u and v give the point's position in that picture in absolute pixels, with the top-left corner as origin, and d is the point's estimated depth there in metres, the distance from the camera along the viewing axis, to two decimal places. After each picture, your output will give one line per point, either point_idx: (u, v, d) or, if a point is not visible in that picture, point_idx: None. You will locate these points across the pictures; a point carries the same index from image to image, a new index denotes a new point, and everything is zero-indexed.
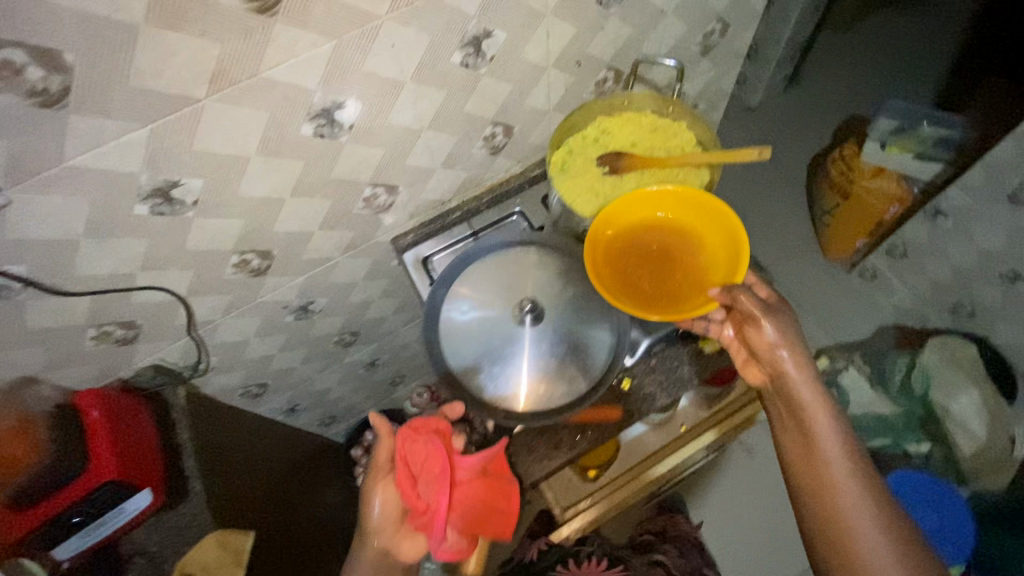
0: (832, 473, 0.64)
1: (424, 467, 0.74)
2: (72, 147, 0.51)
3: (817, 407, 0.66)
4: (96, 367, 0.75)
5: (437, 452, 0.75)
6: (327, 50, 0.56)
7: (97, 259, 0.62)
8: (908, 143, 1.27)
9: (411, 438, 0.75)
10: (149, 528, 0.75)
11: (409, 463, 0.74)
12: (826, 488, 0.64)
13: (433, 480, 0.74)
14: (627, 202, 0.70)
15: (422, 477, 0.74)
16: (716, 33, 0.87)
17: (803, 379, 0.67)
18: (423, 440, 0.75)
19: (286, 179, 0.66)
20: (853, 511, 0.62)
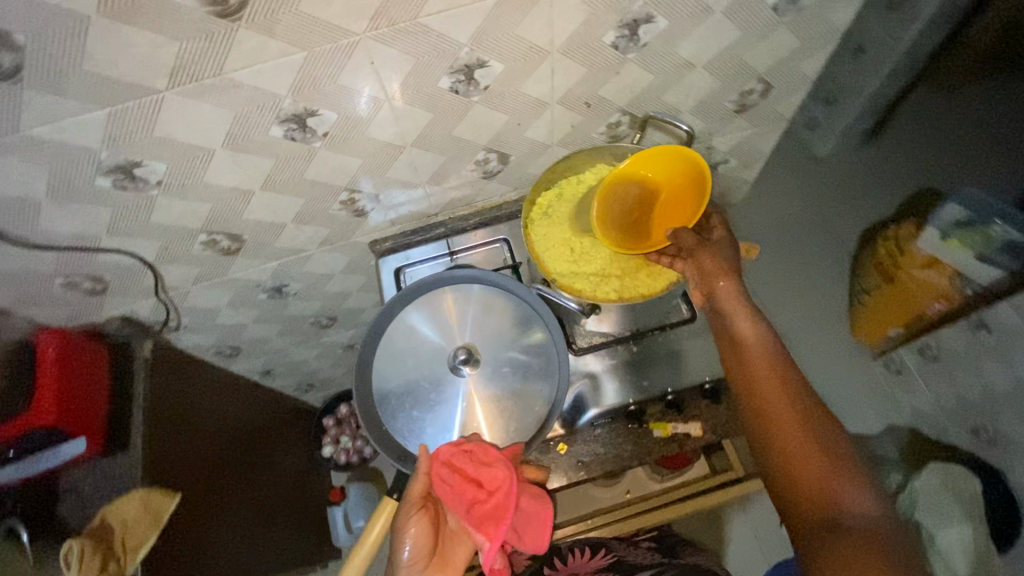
0: (774, 405, 0.58)
1: (477, 488, 0.62)
2: (29, 119, 0.51)
3: (754, 341, 0.63)
4: (66, 311, 0.78)
5: (499, 470, 0.62)
6: (298, 60, 0.53)
7: (61, 218, 0.63)
8: (970, 240, 0.94)
9: (465, 454, 0.63)
10: (85, 471, 0.77)
11: (460, 480, 0.62)
12: (772, 421, 0.58)
13: (489, 504, 0.62)
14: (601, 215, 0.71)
15: (476, 502, 0.62)
16: (755, 94, 0.79)
17: (743, 314, 0.66)
18: (480, 455, 0.63)
19: (254, 173, 0.66)
20: (797, 442, 0.55)
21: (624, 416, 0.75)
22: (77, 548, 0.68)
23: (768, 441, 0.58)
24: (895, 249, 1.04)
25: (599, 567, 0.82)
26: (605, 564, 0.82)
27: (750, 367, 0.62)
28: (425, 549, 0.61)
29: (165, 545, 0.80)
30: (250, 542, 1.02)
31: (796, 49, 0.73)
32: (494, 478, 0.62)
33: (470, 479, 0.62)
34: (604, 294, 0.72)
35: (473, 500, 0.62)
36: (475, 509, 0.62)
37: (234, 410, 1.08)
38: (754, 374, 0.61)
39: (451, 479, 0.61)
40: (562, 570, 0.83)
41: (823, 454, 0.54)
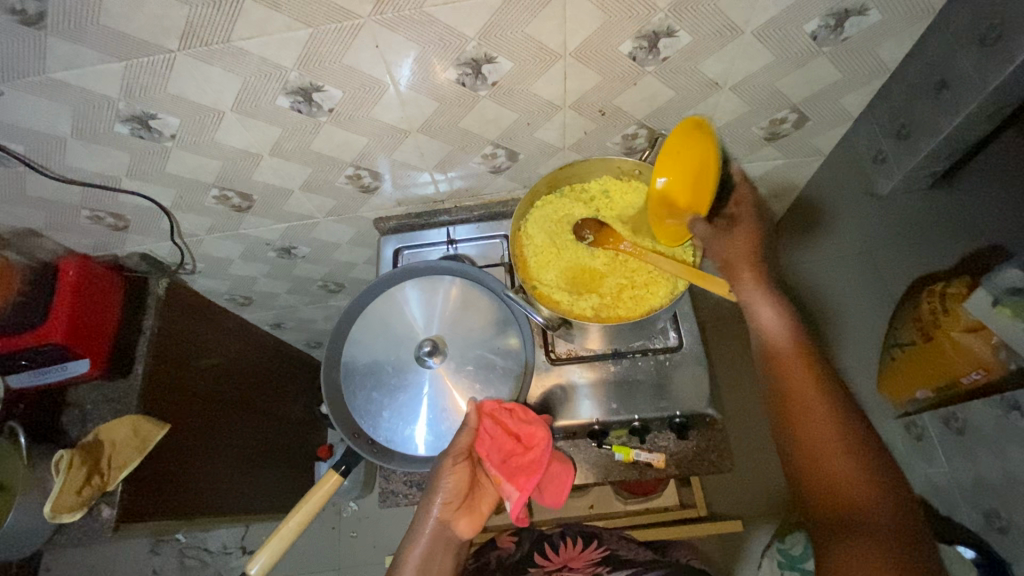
0: (809, 422, 0.54)
1: (514, 442, 0.66)
2: (53, 63, 0.55)
3: (792, 355, 0.58)
4: (92, 239, 0.85)
5: (537, 426, 0.66)
6: (301, 36, 0.54)
7: (84, 157, 0.68)
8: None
9: (507, 411, 0.66)
10: (92, 389, 0.84)
11: (501, 433, 0.65)
12: (807, 439, 0.54)
13: (524, 458, 0.65)
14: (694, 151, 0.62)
15: (511, 455, 0.65)
16: (789, 123, 0.76)
17: (778, 324, 0.60)
18: (519, 412, 0.66)
19: (263, 139, 0.68)
20: (828, 457, 0.52)
21: (586, 433, 0.72)
22: (66, 457, 0.76)
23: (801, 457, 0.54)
24: (939, 307, 0.88)
25: (593, 560, 0.83)
26: (601, 558, 0.83)
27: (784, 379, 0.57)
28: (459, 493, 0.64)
29: (152, 470, 0.85)
30: (238, 478, 1.08)
31: (837, 82, 0.70)
32: (532, 435, 0.66)
33: (509, 435, 0.66)
34: (580, 309, 0.69)
35: (509, 454, 0.65)
36: (510, 463, 0.65)
37: (242, 354, 1.14)
38: (792, 390, 0.56)
39: (491, 431, 0.65)
40: (557, 559, 0.83)
41: (862, 475, 0.51)
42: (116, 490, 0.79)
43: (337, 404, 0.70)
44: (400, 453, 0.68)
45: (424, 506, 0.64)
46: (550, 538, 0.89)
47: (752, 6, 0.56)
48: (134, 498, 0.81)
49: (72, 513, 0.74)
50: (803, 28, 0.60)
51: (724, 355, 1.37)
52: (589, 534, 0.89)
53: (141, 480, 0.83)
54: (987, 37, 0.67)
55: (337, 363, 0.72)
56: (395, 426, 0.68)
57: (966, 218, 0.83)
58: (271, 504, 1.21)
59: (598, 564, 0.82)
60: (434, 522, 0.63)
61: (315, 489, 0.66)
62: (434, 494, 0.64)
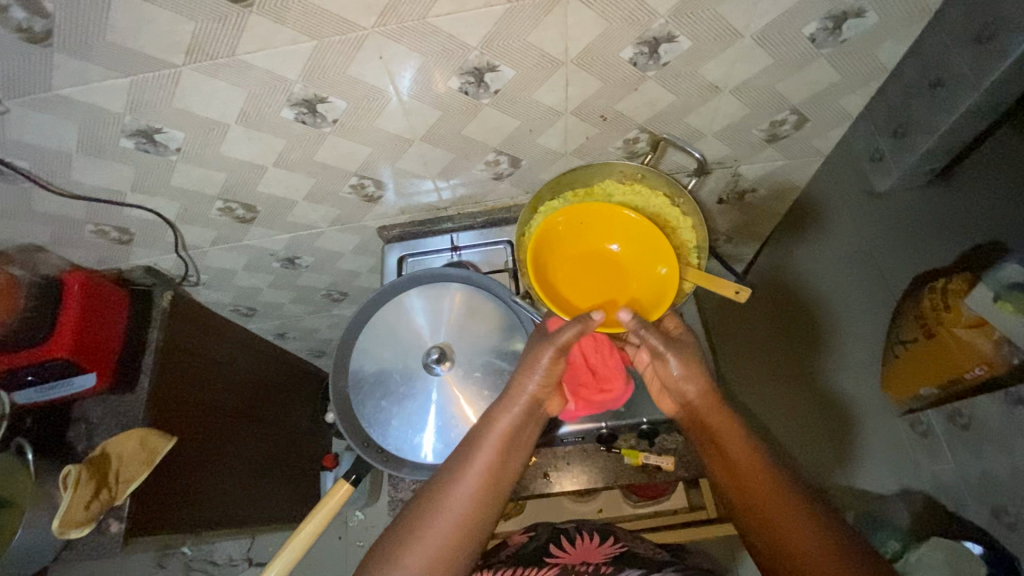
0: (773, 514, 0.56)
1: (590, 377, 0.66)
2: (60, 80, 0.55)
3: (712, 410, 0.63)
4: (96, 252, 0.85)
5: (619, 372, 0.65)
6: (306, 49, 0.55)
7: (89, 172, 0.68)
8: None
9: (594, 343, 0.65)
10: (99, 403, 0.84)
11: (580, 361, 0.65)
12: (779, 535, 0.55)
13: (592, 394, 0.67)
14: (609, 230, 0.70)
15: (583, 386, 0.67)
16: (788, 125, 0.76)
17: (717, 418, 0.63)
18: (604, 349, 0.65)
19: (267, 151, 0.68)
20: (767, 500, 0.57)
21: (596, 439, 0.71)
22: (73, 473, 0.74)
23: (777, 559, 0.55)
24: (939, 303, 0.88)
25: (610, 553, 0.82)
26: (619, 551, 0.82)
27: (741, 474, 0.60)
28: (546, 388, 0.63)
29: (158, 482, 0.85)
30: (242, 491, 1.07)
31: (836, 84, 0.70)
32: (609, 381, 0.66)
33: (586, 364, 0.66)
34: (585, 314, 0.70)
35: (579, 382, 0.66)
36: (579, 391, 0.67)
37: (246, 365, 1.14)
38: (753, 484, 0.59)
39: (573, 355, 0.65)
40: (571, 553, 0.82)
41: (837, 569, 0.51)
42: (125, 504, 0.79)
43: (345, 412, 0.70)
44: (411, 461, 0.67)
45: (518, 383, 0.63)
46: (565, 532, 0.89)
47: (751, 11, 0.57)
48: (142, 513, 0.81)
49: (82, 528, 0.74)
50: (801, 31, 0.61)
51: None
52: (606, 533, 0.89)
53: (149, 495, 0.83)
54: (982, 35, 0.68)
55: (344, 372, 0.72)
56: (404, 434, 0.69)
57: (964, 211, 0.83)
58: (278, 514, 1.21)
59: (616, 558, 0.80)
60: (524, 401, 0.62)
61: (323, 503, 0.66)
62: (531, 375, 0.63)
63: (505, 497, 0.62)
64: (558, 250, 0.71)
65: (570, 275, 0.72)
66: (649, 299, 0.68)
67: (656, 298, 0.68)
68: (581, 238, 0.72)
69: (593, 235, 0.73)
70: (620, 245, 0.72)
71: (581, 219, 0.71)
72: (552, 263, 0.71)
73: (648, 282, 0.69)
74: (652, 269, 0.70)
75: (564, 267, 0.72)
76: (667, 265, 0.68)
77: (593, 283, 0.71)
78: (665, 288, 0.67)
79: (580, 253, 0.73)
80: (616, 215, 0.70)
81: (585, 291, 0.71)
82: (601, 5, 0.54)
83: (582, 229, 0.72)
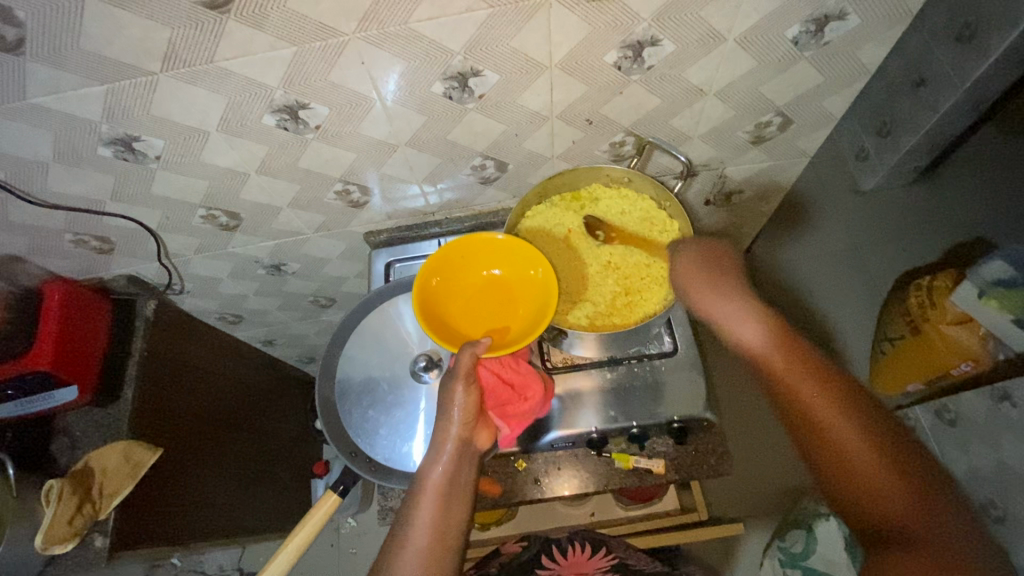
0: (838, 438, 0.54)
1: (509, 391, 0.65)
2: (34, 88, 0.54)
3: (772, 348, 0.60)
4: (77, 262, 0.84)
5: (532, 376, 0.67)
6: (287, 55, 0.54)
7: (66, 182, 0.67)
8: (1013, 305, 0.74)
9: (498, 360, 0.65)
10: (81, 415, 0.83)
11: (494, 380, 0.64)
12: (843, 461, 0.53)
13: (518, 407, 0.65)
14: (467, 249, 0.68)
15: (505, 403, 0.65)
16: (773, 127, 0.77)
17: (771, 342, 0.60)
18: (510, 362, 0.66)
19: (250, 158, 0.67)
20: (850, 445, 0.53)
21: (586, 443, 0.71)
22: (56, 487, 0.73)
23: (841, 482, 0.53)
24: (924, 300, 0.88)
25: (601, 567, 0.82)
26: (610, 565, 0.82)
27: (799, 400, 0.56)
28: (468, 425, 0.63)
29: (143, 495, 0.83)
30: (229, 500, 1.05)
31: (820, 85, 0.71)
32: (526, 387, 0.66)
33: (502, 382, 0.65)
34: (574, 318, 0.70)
35: (499, 401, 0.65)
36: (505, 410, 0.65)
37: (234, 373, 1.12)
38: (815, 410, 0.55)
39: (484, 377, 0.64)
40: (563, 565, 0.83)
41: (903, 487, 0.51)
42: (109, 519, 0.77)
43: (333, 422, 0.69)
44: (399, 470, 0.66)
45: (441, 431, 0.62)
46: (557, 542, 0.89)
47: (734, 15, 0.57)
48: (129, 527, 0.80)
49: (65, 544, 0.73)
50: (784, 34, 0.61)
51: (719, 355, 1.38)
52: (598, 543, 0.89)
53: (137, 508, 0.82)
54: (961, 34, 0.68)
55: (332, 380, 0.72)
56: (392, 444, 0.68)
57: (947, 208, 0.84)
58: (267, 522, 1.19)
59: (607, 571, 0.81)
60: (451, 446, 0.62)
61: (311, 514, 0.65)
62: (450, 417, 0.63)
63: (458, 545, 0.60)
64: (444, 304, 0.67)
65: (470, 315, 0.68)
66: (541, 301, 0.66)
67: (544, 297, 0.66)
68: (463, 279, 0.69)
69: (468, 269, 0.69)
70: (495, 266, 0.70)
71: (446, 267, 0.68)
72: (445, 317, 0.67)
73: (534, 290, 0.68)
74: (529, 273, 0.68)
75: (458, 312, 0.68)
76: (541, 266, 0.67)
77: (488, 313, 0.68)
78: (548, 285, 0.66)
79: (470, 290, 0.70)
80: (474, 245, 0.68)
81: (486, 325, 0.68)
82: (584, 8, 0.54)
83: (456, 274, 0.69)
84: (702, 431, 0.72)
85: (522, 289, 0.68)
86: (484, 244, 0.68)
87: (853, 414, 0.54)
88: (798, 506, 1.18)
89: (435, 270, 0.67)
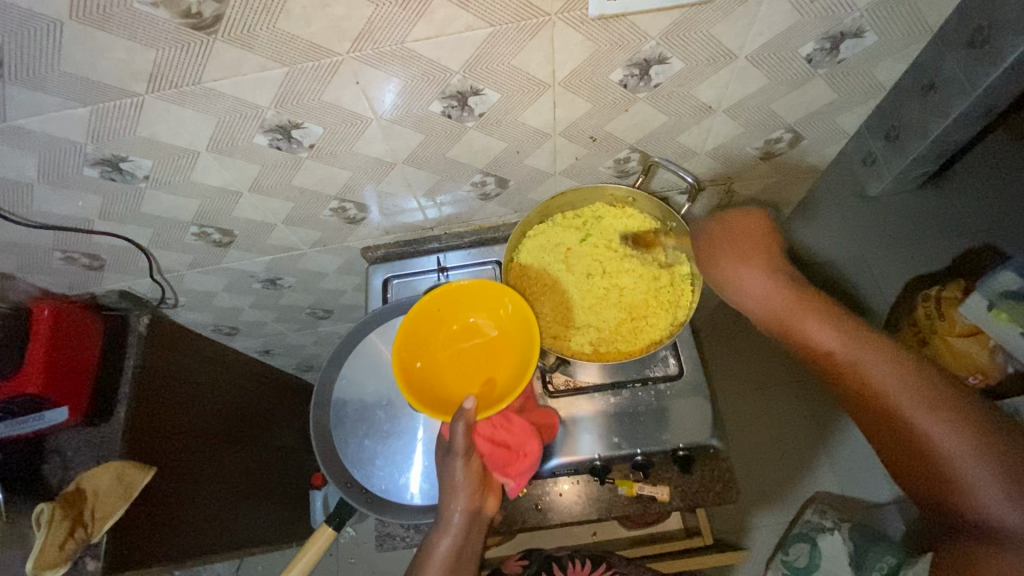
0: (905, 420, 0.50)
1: (506, 453, 0.63)
2: (14, 110, 0.52)
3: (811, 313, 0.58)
4: (66, 278, 0.82)
5: (528, 432, 0.64)
6: (278, 75, 0.52)
7: (52, 201, 0.65)
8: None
9: (489, 422, 0.64)
10: (72, 435, 0.81)
11: (489, 446, 0.63)
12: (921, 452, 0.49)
13: (518, 466, 0.63)
14: (434, 310, 0.65)
15: (505, 464, 0.63)
16: (783, 143, 0.74)
17: (808, 320, 0.58)
18: (501, 422, 0.64)
19: (242, 176, 0.65)
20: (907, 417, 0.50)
21: (588, 470, 0.69)
22: (46, 511, 0.71)
23: (903, 464, 0.50)
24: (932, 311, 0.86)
25: None
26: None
27: (849, 375, 0.54)
28: (474, 496, 0.62)
29: (137, 515, 0.81)
30: (226, 514, 1.04)
31: (832, 103, 0.68)
32: (523, 445, 0.63)
33: (497, 445, 0.63)
34: (577, 346, 0.68)
35: (497, 464, 0.63)
36: (507, 471, 0.63)
37: (230, 385, 1.11)
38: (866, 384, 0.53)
39: (480, 446, 0.62)
40: None
41: (998, 478, 0.46)
42: (102, 542, 0.76)
43: (327, 450, 0.68)
44: (395, 503, 0.65)
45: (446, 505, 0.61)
46: (557, 559, 0.89)
47: (746, 32, 0.55)
48: (122, 548, 0.79)
49: (55, 569, 0.71)
50: (798, 51, 0.58)
51: (723, 366, 1.35)
52: (598, 558, 0.89)
53: (131, 529, 0.80)
54: None
55: (328, 405, 0.70)
56: (389, 474, 0.66)
57: None
58: (265, 536, 1.18)
59: None
60: (458, 520, 0.61)
61: (307, 548, 0.64)
62: (456, 492, 0.61)
63: None
64: (427, 373, 0.64)
65: (456, 373, 0.66)
66: (524, 340, 0.63)
67: (524, 335, 0.63)
68: (439, 345, 0.66)
69: (440, 326, 0.66)
70: (467, 315, 0.67)
71: (416, 335, 0.63)
72: (433, 386, 0.63)
73: (516, 326, 0.65)
74: (501, 317, 0.66)
75: (452, 375, 0.65)
76: (512, 301, 0.64)
77: (473, 364, 0.66)
78: (524, 313, 0.63)
79: (452, 352, 0.66)
80: (436, 302, 0.64)
81: (476, 378, 0.65)
82: (589, 27, 0.51)
83: (428, 336, 0.65)
84: (707, 458, 0.70)
85: (508, 338, 0.65)
86: (450, 301, 0.66)
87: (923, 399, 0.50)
88: (801, 519, 1.18)
89: (412, 352, 0.63)
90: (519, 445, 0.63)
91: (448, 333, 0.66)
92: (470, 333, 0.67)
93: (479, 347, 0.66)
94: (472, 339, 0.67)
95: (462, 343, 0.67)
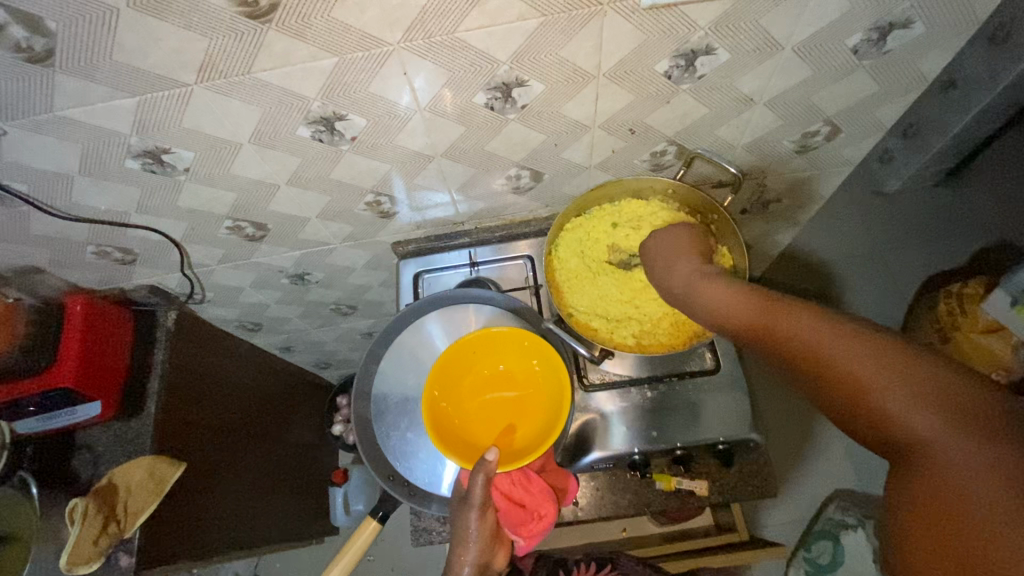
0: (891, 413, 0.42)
1: (520, 512, 0.62)
2: (61, 100, 0.51)
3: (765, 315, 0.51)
4: (96, 273, 0.81)
5: (545, 494, 0.63)
6: (327, 65, 0.51)
7: (91, 194, 0.64)
8: None
9: (509, 477, 0.62)
10: (101, 430, 0.80)
11: (506, 502, 0.61)
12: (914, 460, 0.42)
13: (531, 526, 0.62)
14: (466, 356, 0.67)
15: (519, 523, 0.62)
16: (820, 136, 0.74)
17: (793, 326, 0.49)
18: (521, 479, 0.62)
19: (281, 169, 0.65)
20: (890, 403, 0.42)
21: (627, 464, 0.69)
22: (80, 505, 0.72)
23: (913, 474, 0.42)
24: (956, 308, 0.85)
25: None
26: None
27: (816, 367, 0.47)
28: (484, 550, 0.62)
29: (167, 510, 0.81)
30: (250, 510, 1.03)
31: (873, 95, 0.68)
32: (539, 506, 0.62)
33: (513, 502, 0.62)
34: (620, 338, 0.69)
35: (510, 521, 0.62)
36: (519, 530, 0.62)
37: (253, 381, 1.11)
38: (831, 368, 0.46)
39: (496, 500, 0.61)
40: None
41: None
42: (134, 538, 0.75)
43: (369, 443, 0.68)
44: (437, 497, 0.66)
45: (456, 555, 0.61)
46: (563, 562, 0.91)
47: (795, 22, 0.54)
48: (153, 546, 0.78)
49: (89, 564, 0.70)
50: (844, 42, 0.58)
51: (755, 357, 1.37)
52: (607, 558, 0.93)
53: (160, 525, 0.80)
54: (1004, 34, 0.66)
55: (366, 399, 0.71)
56: (432, 466, 0.67)
57: None
58: (288, 531, 1.18)
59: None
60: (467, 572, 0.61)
61: (352, 542, 0.63)
62: (468, 543, 0.61)
63: None
64: (455, 414, 0.66)
65: (482, 422, 0.67)
66: (554, 395, 0.65)
67: (555, 390, 0.64)
68: (467, 391, 0.68)
69: (471, 369, 0.68)
70: (498, 361, 0.69)
71: (449, 375, 0.66)
72: (459, 428, 0.65)
73: (544, 382, 0.66)
74: (531, 367, 0.68)
75: (478, 423, 0.66)
76: (540, 360, 0.66)
77: (499, 410, 0.67)
78: (557, 371, 0.64)
79: (478, 399, 0.68)
80: (473, 344, 0.67)
81: (499, 425, 0.66)
82: (640, 17, 0.51)
83: (458, 377, 0.67)
84: (747, 451, 0.70)
85: (538, 392, 0.67)
86: (483, 348, 0.67)
87: (908, 383, 0.42)
88: (822, 516, 1.18)
89: (442, 393, 0.65)
90: (535, 507, 0.62)
91: (476, 382, 0.68)
92: (498, 384, 0.68)
93: (505, 401, 0.67)
94: (499, 388, 0.68)
95: (487, 394, 0.68)
